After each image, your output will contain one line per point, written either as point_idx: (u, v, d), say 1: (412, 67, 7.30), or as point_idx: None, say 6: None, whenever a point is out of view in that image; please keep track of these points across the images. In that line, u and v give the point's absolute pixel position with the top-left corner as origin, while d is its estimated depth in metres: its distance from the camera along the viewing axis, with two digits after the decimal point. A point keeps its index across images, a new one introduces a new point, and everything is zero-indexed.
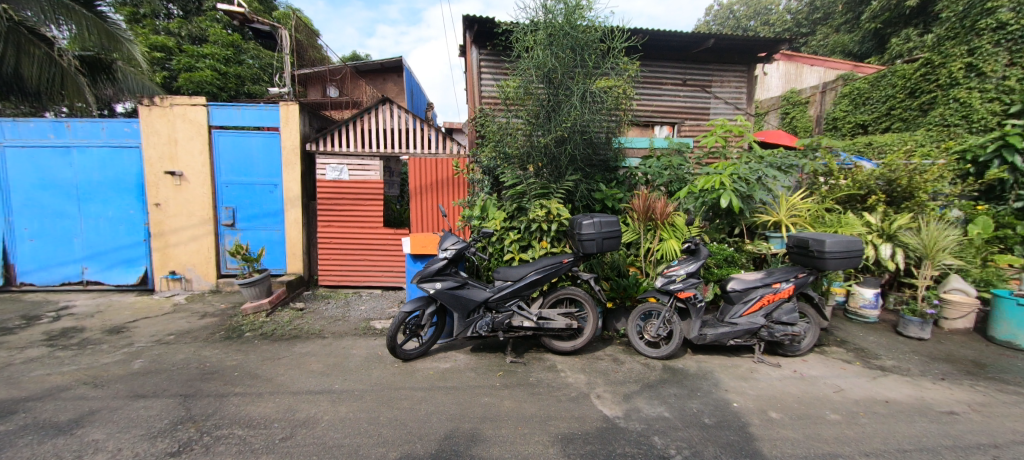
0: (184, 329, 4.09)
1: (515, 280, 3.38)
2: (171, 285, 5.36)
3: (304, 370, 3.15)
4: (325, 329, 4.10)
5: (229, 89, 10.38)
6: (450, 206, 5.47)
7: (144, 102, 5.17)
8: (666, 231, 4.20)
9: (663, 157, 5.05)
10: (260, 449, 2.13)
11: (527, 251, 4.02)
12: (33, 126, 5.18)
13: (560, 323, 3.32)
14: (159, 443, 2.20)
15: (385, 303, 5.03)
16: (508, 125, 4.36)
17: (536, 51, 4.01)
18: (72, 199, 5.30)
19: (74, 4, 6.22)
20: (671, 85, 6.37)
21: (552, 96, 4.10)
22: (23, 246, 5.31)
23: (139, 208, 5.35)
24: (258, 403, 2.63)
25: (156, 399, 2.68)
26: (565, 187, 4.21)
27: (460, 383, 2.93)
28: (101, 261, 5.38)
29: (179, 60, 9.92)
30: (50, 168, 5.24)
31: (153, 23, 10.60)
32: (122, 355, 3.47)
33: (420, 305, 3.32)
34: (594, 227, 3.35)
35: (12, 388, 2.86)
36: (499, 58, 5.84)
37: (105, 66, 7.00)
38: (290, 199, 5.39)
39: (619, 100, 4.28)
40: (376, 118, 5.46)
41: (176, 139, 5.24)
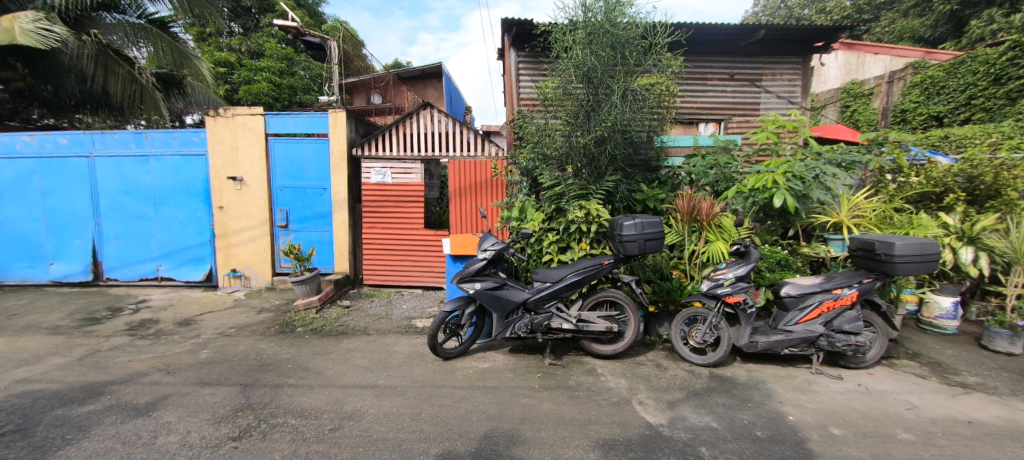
0: (244, 323, 4.39)
1: (554, 281, 3.35)
2: (232, 282, 5.79)
3: (351, 364, 3.29)
4: (369, 327, 4.25)
5: (283, 99, 11.07)
6: (490, 208, 5.54)
7: (210, 113, 5.61)
8: (713, 233, 4.01)
9: (709, 156, 4.83)
10: (311, 439, 2.24)
11: (566, 253, 4.00)
12: (118, 137, 5.77)
13: (600, 326, 3.25)
14: (223, 427, 2.37)
15: (425, 302, 5.15)
16: (547, 126, 4.34)
17: (575, 51, 3.98)
18: (149, 203, 5.84)
19: (153, 27, 6.95)
20: (717, 80, 6.10)
21: (591, 96, 4.04)
22: (110, 245, 5.93)
23: (206, 211, 5.81)
24: (310, 395, 2.77)
25: (219, 387, 2.89)
26: (605, 188, 4.14)
27: (499, 383, 2.95)
28: (173, 259, 5.90)
29: (239, 74, 10.69)
30: (132, 175, 5.81)
31: (217, 41, 11.50)
32: (190, 345, 3.77)
33: (460, 304, 3.37)
34: (636, 228, 3.25)
35: (101, 372, 3.19)
36: (537, 60, 5.85)
37: (176, 82, 7.68)
38: (338, 202, 5.66)
39: (662, 97, 4.16)
40: (418, 122, 5.61)
41: (238, 147, 5.65)
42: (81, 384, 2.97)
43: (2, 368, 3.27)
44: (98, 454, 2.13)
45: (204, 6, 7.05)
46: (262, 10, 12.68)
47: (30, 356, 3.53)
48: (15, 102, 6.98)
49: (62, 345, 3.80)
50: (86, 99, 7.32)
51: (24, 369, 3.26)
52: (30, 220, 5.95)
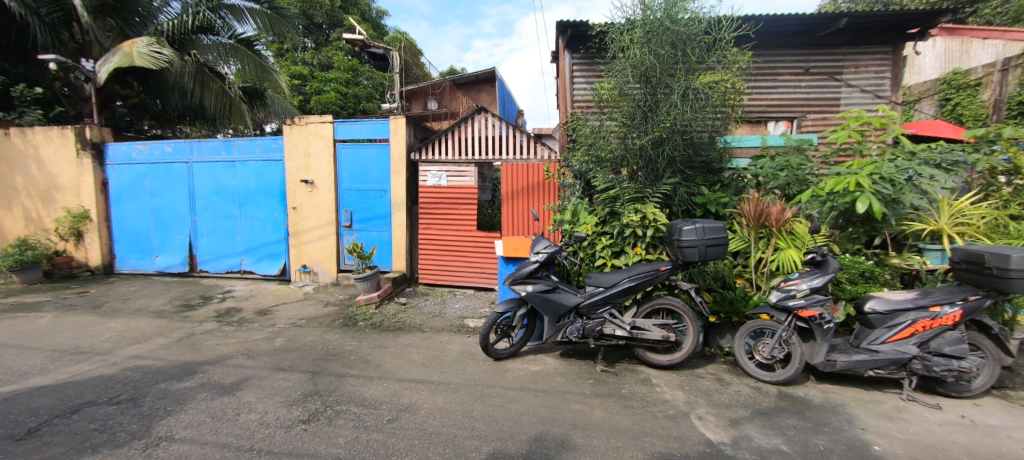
0: (312, 315, 4.75)
1: (607, 286, 3.26)
2: (303, 277, 6.28)
3: (408, 359, 3.43)
4: (424, 324, 4.42)
5: (349, 107, 11.87)
6: (542, 210, 5.52)
7: (287, 122, 6.14)
8: (783, 240, 3.70)
9: (779, 157, 4.47)
10: (372, 427, 2.37)
11: (620, 257, 3.90)
12: (211, 145, 6.49)
13: (656, 334, 3.13)
14: (295, 410, 2.57)
15: (477, 303, 5.25)
16: (601, 127, 4.24)
17: (632, 50, 3.87)
18: (235, 203, 6.49)
19: (241, 47, 7.73)
20: (789, 75, 5.64)
21: (649, 96, 3.91)
22: (203, 241, 6.66)
23: (282, 211, 6.35)
24: (370, 386, 2.93)
25: (291, 373, 3.15)
26: (662, 191, 3.99)
27: (550, 386, 2.93)
28: (254, 254, 6.50)
29: (311, 85, 11.61)
30: (222, 178, 6.50)
31: (293, 56, 12.56)
32: (267, 333, 4.14)
33: (512, 306, 3.40)
34: (696, 233, 3.08)
35: (195, 353, 3.59)
36: (592, 61, 5.77)
37: (259, 94, 8.49)
38: (397, 204, 5.94)
39: (727, 95, 3.95)
40: (472, 126, 5.74)
41: (310, 153, 6.12)
42: (179, 362, 3.36)
43: (119, 345, 3.79)
44: (192, 425, 2.39)
45: (283, 25, 7.73)
46: (331, 25, 13.68)
47: (139, 335, 4.05)
48: (131, 115, 8.10)
49: (165, 327, 4.33)
50: (186, 111, 8.37)
51: (136, 346, 3.76)
52: (142, 218, 6.85)
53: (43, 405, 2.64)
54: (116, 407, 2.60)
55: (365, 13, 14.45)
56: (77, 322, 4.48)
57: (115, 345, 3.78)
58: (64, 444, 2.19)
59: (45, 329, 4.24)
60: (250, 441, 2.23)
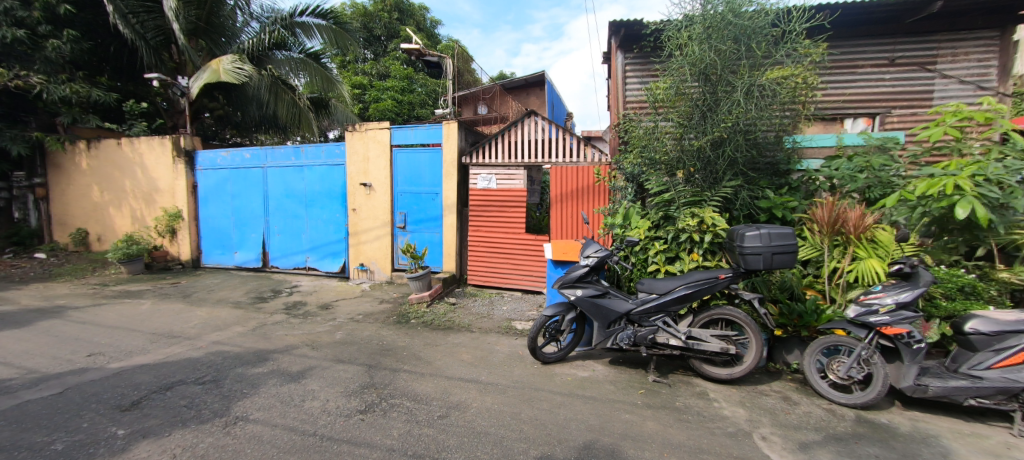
0: (369, 311, 5.00)
1: (661, 293, 3.13)
2: (361, 275, 6.64)
3: (457, 358, 3.51)
4: (473, 324, 4.49)
5: (404, 114, 12.43)
6: (592, 213, 5.42)
7: (349, 128, 6.54)
8: (863, 248, 3.37)
9: (858, 157, 4.08)
10: (423, 422, 2.44)
11: (675, 263, 3.75)
12: (283, 151, 7.05)
13: (714, 346, 2.95)
14: (353, 400, 2.71)
15: (525, 305, 5.26)
16: (656, 129, 4.09)
17: (690, 48, 3.70)
18: (303, 205, 7.00)
19: (310, 60, 8.36)
20: (870, 67, 5.12)
21: (708, 94, 3.71)
22: (274, 239, 7.25)
23: (342, 212, 6.76)
24: (421, 382, 3.03)
25: (350, 365, 3.33)
26: (722, 194, 3.76)
27: (599, 394, 2.86)
28: (318, 252, 6.97)
29: (370, 94, 12.29)
30: (291, 182, 7.05)
31: (354, 67, 13.36)
32: (328, 326, 4.41)
33: (561, 310, 3.37)
34: (761, 240, 2.86)
35: (267, 342, 3.91)
36: (646, 60, 5.59)
37: (324, 104, 9.16)
38: (448, 206, 6.11)
39: (797, 90, 3.67)
40: (523, 130, 5.77)
41: (369, 158, 6.47)
42: (253, 350, 3.68)
43: (203, 331, 4.21)
44: (265, 408, 2.60)
45: (346, 38, 8.28)
46: (389, 37, 14.42)
47: (220, 323, 4.49)
48: (216, 126, 9.12)
49: (242, 317, 4.76)
50: (263, 121, 9.22)
51: (217, 333, 4.16)
52: (223, 217, 7.58)
53: (143, 381, 3.00)
54: (202, 387, 2.89)
55: (420, 24, 15.07)
56: (170, 310, 5.05)
57: (201, 331, 4.21)
58: (160, 417, 2.47)
59: (146, 315, 4.81)
60: (313, 426, 2.38)
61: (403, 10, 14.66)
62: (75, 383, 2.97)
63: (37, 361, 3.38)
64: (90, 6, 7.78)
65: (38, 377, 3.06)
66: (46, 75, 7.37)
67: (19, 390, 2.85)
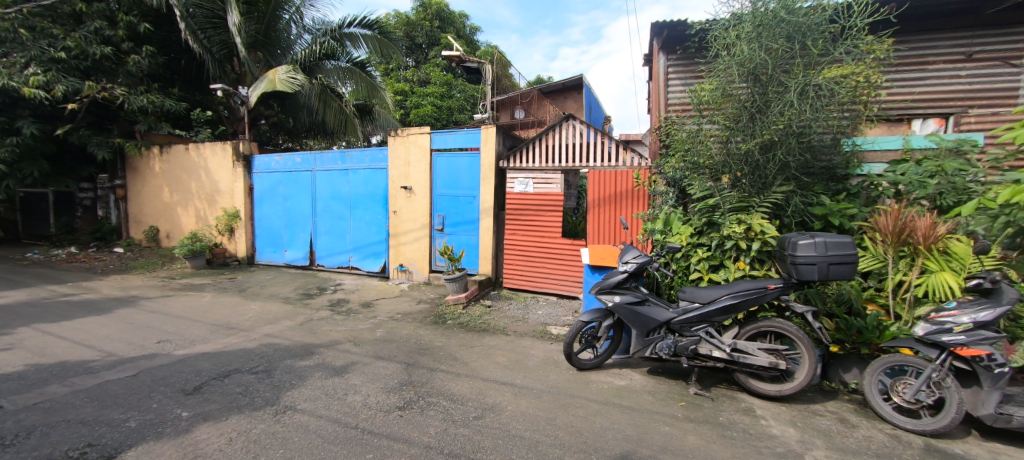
0: (407, 311, 5.14)
1: (704, 302, 3.00)
2: (400, 275, 6.85)
3: (492, 360, 3.53)
4: (508, 327, 4.51)
5: (443, 119, 12.74)
6: (632, 219, 5.29)
7: (392, 133, 6.77)
8: (934, 261, 3.07)
9: (928, 161, 3.74)
10: (459, 422, 2.47)
11: (719, 272, 3.59)
12: (331, 156, 7.41)
13: (762, 359, 2.79)
14: (392, 397, 2.79)
15: (560, 310, 5.20)
16: (700, 132, 3.97)
17: (738, 48, 3.56)
18: (348, 207, 7.32)
19: (357, 69, 8.76)
20: (943, 64, 4.70)
21: (758, 96, 3.54)
22: (320, 239, 7.61)
23: (384, 214, 7.01)
24: (457, 382, 3.07)
25: (389, 362, 3.44)
26: (772, 200, 3.57)
27: (637, 404, 2.79)
28: (361, 252, 7.24)
29: (412, 100, 12.70)
30: (338, 185, 7.39)
31: (397, 74, 13.86)
32: (369, 324, 4.58)
33: (598, 316, 3.31)
34: (815, 249, 2.67)
35: (314, 336, 4.11)
36: (690, 61, 5.41)
37: (369, 110, 9.56)
38: (485, 210, 6.18)
39: (858, 90, 3.43)
40: (560, 134, 5.73)
41: (410, 162, 6.67)
42: (300, 343, 3.88)
43: (257, 323, 4.49)
44: (311, 399, 2.73)
45: (390, 47, 8.63)
46: (430, 45, 14.85)
47: (272, 317, 4.76)
48: (271, 132, 9.76)
49: (291, 312, 5.03)
50: (313, 128, 9.75)
51: (269, 326, 4.43)
52: (276, 218, 8.05)
53: (204, 368, 3.23)
54: (255, 376, 3.08)
55: (459, 31, 15.42)
56: (228, 302, 5.42)
57: (254, 324, 4.49)
58: (218, 402, 2.65)
59: (207, 307, 5.20)
60: (355, 419, 2.47)
61: (443, 19, 15.05)
62: (147, 366, 3.25)
63: (115, 345, 3.74)
64: (166, 24, 8.57)
65: (116, 360, 3.38)
66: (127, 88, 8.17)
67: (100, 371, 3.16)
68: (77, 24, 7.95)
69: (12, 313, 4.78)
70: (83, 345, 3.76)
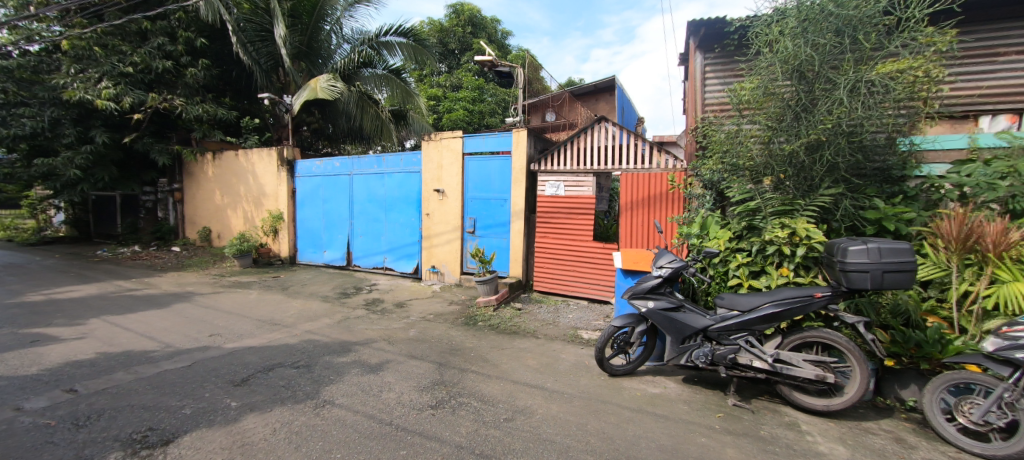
0: (439, 312, 5.23)
1: (744, 310, 2.88)
2: (432, 276, 6.98)
3: (523, 363, 3.53)
4: (538, 330, 4.50)
5: (474, 123, 12.91)
6: (666, 222, 5.16)
7: (426, 138, 6.94)
8: (1007, 270, 2.80)
9: (999, 161, 3.42)
10: (490, 423, 2.49)
11: (760, 278, 3.43)
12: (368, 160, 7.67)
13: (807, 372, 2.64)
14: (424, 395, 2.84)
15: (591, 315, 5.14)
16: (740, 132, 3.82)
17: (781, 44, 3.41)
18: (383, 209, 7.55)
19: (393, 76, 9.05)
20: (1015, 55, 4.31)
21: (803, 94, 3.37)
22: (357, 240, 7.89)
23: (417, 217, 7.18)
24: (488, 383, 3.09)
25: (421, 361, 3.51)
26: (819, 203, 3.38)
27: (672, 413, 2.70)
28: (395, 253, 7.44)
29: (444, 105, 12.97)
30: (374, 188, 7.64)
31: (430, 80, 14.20)
32: (403, 323, 4.70)
33: (631, 321, 3.25)
34: (868, 255, 2.49)
35: (351, 334, 4.26)
36: (730, 59, 5.22)
37: (403, 115, 9.82)
38: (516, 213, 6.20)
39: (916, 85, 3.20)
40: (593, 136, 5.66)
41: (443, 165, 6.80)
42: (338, 340, 4.02)
43: (298, 320, 4.71)
44: (348, 394, 2.83)
45: (424, 54, 8.86)
46: (463, 50, 15.12)
47: (312, 314, 4.98)
48: (313, 137, 10.24)
49: (329, 310, 5.24)
50: (350, 133, 10.14)
51: (309, 323, 4.63)
52: (316, 220, 8.41)
53: (251, 361, 3.42)
54: (297, 371, 3.23)
55: (492, 36, 15.62)
56: (272, 300, 5.71)
57: (296, 321, 4.71)
58: (263, 394, 2.80)
59: (253, 303, 5.50)
60: (390, 416, 2.54)
61: (476, 24, 15.29)
62: (200, 358, 3.48)
63: (173, 338, 4.02)
64: (219, 39, 9.18)
65: (174, 351, 3.63)
66: (185, 98, 8.80)
67: (160, 361, 3.41)
68: (143, 41, 8.64)
69: (85, 306, 5.23)
70: (145, 336, 4.07)
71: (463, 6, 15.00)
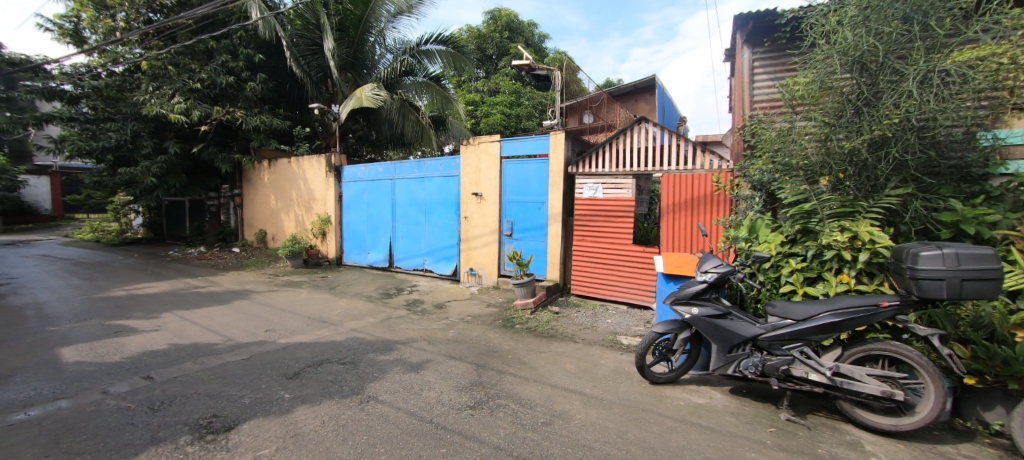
0: (477, 314, 5.30)
1: (799, 319, 2.70)
2: (470, 278, 7.08)
3: (561, 367, 3.50)
4: (576, 334, 4.45)
5: (511, 127, 12.99)
6: (711, 225, 4.95)
7: (465, 142, 7.07)
8: None
9: None
10: (528, 426, 2.48)
11: (817, 285, 3.21)
12: (409, 165, 7.93)
13: (873, 387, 2.43)
14: (463, 395, 2.89)
15: (631, 320, 5.01)
16: (793, 129, 3.62)
17: (839, 35, 3.20)
18: (423, 212, 7.76)
19: (432, 82, 9.34)
20: None
21: (865, 87, 3.14)
22: (398, 243, 8.16)
23: (455, 220, 7.32)
24: (526, 386, 3.09)
25: (460, 362, 3.56)
26: (883, 205, 3.12)
27: (718, 425, 2.58)
28: (434, 256, 7.62)
29: (482, 109, 13.16)
30: (415, 192, 7.88)
31: (469, 85, 14.47)
32: (442, 324, 4.80)
33: (674, 328, 3.14)
34: (943, 262, 2.26)
35: (393, 333, 4.41)
36: (781, 53, 4.95)
37: (442, 121, 10.08)
38: (554, 216, 6.17)
39: (1000, 73, 2.88)
40: (632, 137, 5.53)
41: (481, 169, 6.90)
42: (381, 339, 4.17)
43: (344, 319, 4.93)
44: (391, 391, 2.93)
45: (462, 60, 9.06)
46: (500, 55, 15.31)
47: (357, 313, 5.20)
48: (358, 144, 10.71)
49: (373, 310, 5.44)
50: (393, 140, 10.48)
51: (354, 321, 4.84)
52: (361, 223, 8.77)
53: (302, 356, 3.62)
54: (344, 367, 3.38)
55: (529, 40, 15.70)
56: (320, 299, 6.01)
57: (343, 319, 4.93)
58: (313, 388, 2.95)
59: (303, 301, 5.81)
60: (430, 414, 2.60)
61: (513, 29, 15.42)
62: (257, 352, 3.72)
63: (233, 332, 4.33)
64: (275, 54, 9.85)
65: (234, 344, 3.91)
66: (245, 110, 9.48)
67: (222, 353, 3.68)
68: (209, 58, 9.42)
69: (159, 301, 5.76)
70: (210, 330, 4.41)
71: (501, 12, 15.19)
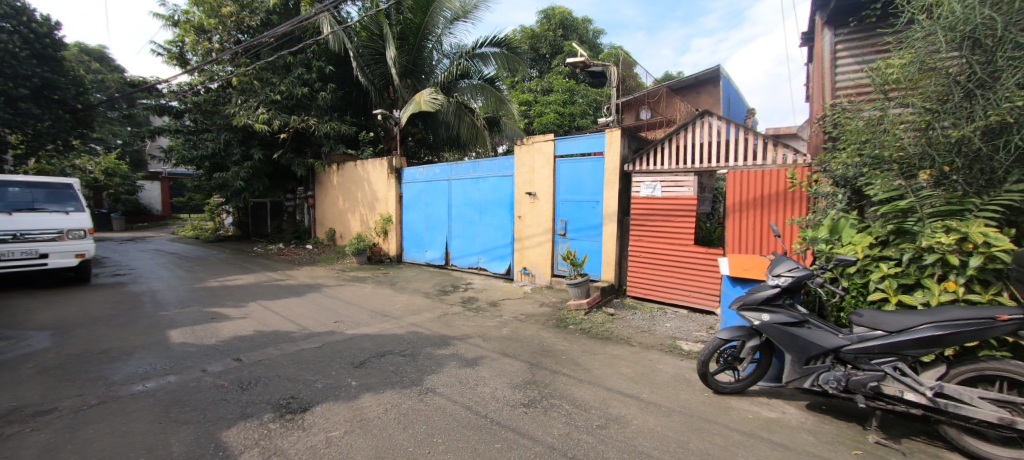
0: (531, 313, 5.31)
1: (892, 331, 2.40)
2: (524, 277, 7.12)
3: (616, 370, 3.41)
4: (633, 338, 4.31)
5: (565, 125, 12.84)
6: (785, 225, 4.57)
7: (519, 142, 7.12)
8: None
9: None
10: (582, 428, 2.45)
11: (915, 292, 2.83)
12: (465, 166, 8.14)
13: (987, 412, 2.10)
14: (517, 393, 2.91)
15: (692, 325, 4.76)
16: (885, 118, 3.24)
17: (944, 8, 2.81)
18: (478, 212, 7.93)
19: (487, 84, 9.55)
20: None
21: (977, 66, 2.73)
22: (454, 241, 8.40)
23: (509, 219, 7.40)
24: (580, 388, 3.05)
25: (514, 360, 3.60)
26: (1001, 202, 2.69)
27: (792, 442, 2.37)
28: (488, 254, 7.76)
29: (536, 109, 13.18)
30: (470, 192, 8.07)
31: (522, 86, 14.54)
32: (496, 322, 4.87)
33: (741, 335, 2.93)
34: None
35: (449, 328, 4.55)
36: (870, 33, 4.44)
37: (496, 122, 10.25)
38: (609, 215, 6.04)
39: None
40: (694, 132, 5.23)
41: (534, 169, 6.91)
42: (438, 334, 4.33)
43: (404, 313, 5.17)
44: (448, 385, 3.03)
45: (515, 61, 9.16)
46: (553, 54, 15.23)
47: (416, 309, 5.43)
48: (416, 147, 11.17)
49: (430, 305, 5.66)
50: (448, 141, 10.83)
51: (413, 316, 5.06)
52: (419, 222, 9.15)
53: (367, 347, 3.86)
54: (404, 359, 3.55)
55: (582, 37, 15.49)
56: (383, 294, 6.35)
57: (403, 313, 5.18)
58: (377, 377, 3.13)
59: (367, 296, 6.18)
60: (485, 409, 2.66)
61: (567, 27, 15.26)
62: (328, 341, 4.02)
63: (307, 322, 4.71)
64: (343, 65, 10.57)
65: (308, 333, 4.26)
66: (318, 118, 10.29)
67: (298, 340, 4.02)
68: (286, 72, 10.31)
69: (246, 292, 6.41)
70: (287, 319, 4.83)
71: (554, 10, 15.12)
